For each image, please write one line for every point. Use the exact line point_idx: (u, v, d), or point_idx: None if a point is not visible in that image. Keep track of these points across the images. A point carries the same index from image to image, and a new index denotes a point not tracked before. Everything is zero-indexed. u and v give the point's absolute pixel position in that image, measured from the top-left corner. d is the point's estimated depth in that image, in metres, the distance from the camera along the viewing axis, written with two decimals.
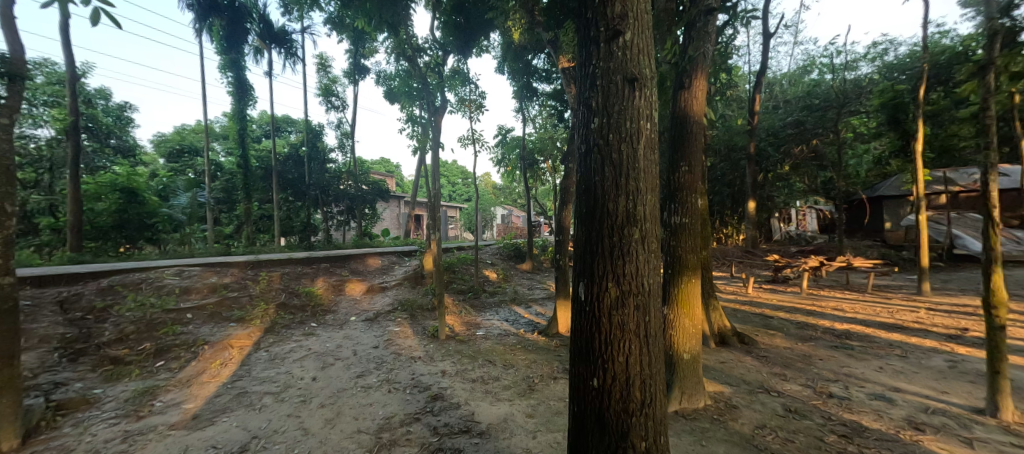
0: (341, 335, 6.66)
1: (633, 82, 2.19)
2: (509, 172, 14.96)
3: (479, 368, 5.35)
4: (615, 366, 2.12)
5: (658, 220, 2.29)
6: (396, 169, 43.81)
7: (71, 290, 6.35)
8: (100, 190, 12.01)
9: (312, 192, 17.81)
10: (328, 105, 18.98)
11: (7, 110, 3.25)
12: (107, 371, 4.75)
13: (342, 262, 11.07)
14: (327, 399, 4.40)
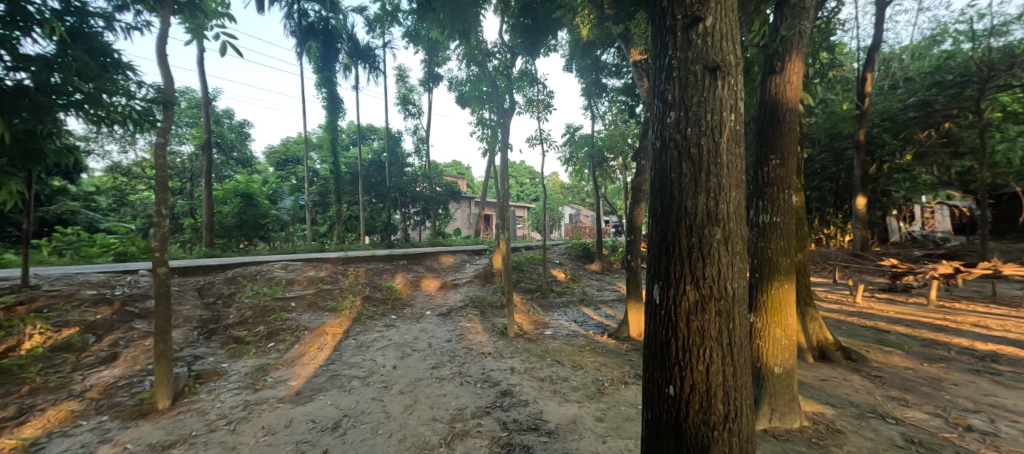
0: (418, 328, 7.09)
1: (715, 71, 2.03)
2: (577, 171, 14.63)
3: (548, 367, 5.35)
4: (694, 375, 1.98)
5: (744, 219, 2.09)
6: (466, 171, 45.18)
7: (206, 279, 7.57)
8: (227, 195, 14.27)
9: (392, 194, 19.16)
10: (406, 113, 20.29)
11: (162, 131, 3.90)
12: (232, 348, 5.58)
13: (419, 260, 11.75)
14: (406, 387, 4.71)
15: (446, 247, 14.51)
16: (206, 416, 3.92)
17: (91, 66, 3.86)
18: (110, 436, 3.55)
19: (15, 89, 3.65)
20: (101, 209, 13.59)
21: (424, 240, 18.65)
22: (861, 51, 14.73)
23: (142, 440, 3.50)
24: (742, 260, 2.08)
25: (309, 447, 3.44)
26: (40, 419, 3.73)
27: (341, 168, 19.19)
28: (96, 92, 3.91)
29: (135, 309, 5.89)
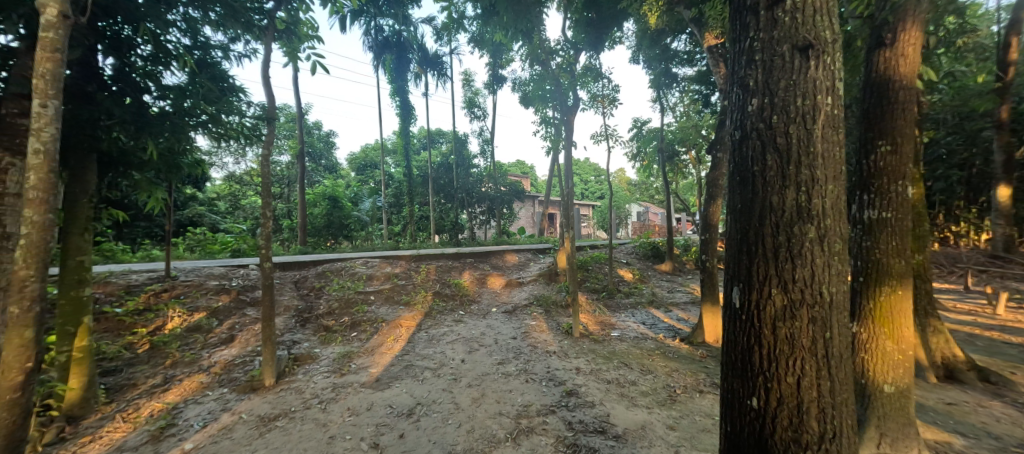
0: (484, 324, 7.28)
1: (806, 50, 1.82)
2: (646, 167, 13.87)
3: (615, 370, 5.19)
4: (781, 388, 1.80)
5: (844, 215, 1.85)
6: (529, 171, 45.13)
7: (301, 273, 8.51)
8: (317, 198, 16.37)
9: (459, 194, 19.88)
10: (472, 116, 20.93)
11: (268, 144, 4.45)
12: (322, 336, 6.22)
13: (485, 258, 12.02)
14: (474, 380, 4.88)
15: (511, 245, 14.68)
16: (302, 395, 4.42)
17: (215, 90, 4.33)
18: (229, 406, 4.16)
19: (160, 117, 4.11)
20: (221, 212, 15.94)
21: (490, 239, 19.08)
22: (1003, 10, 12.15)
23: (253, 411, 4.04)
24: (841, 262, 1.85)
25: (387, 431, 3.72)
26: (179, 387, 4.49)
27: (413, 171, 20.49)
28: (219, 114, 4.43)
29: (246, 298, 6.82)
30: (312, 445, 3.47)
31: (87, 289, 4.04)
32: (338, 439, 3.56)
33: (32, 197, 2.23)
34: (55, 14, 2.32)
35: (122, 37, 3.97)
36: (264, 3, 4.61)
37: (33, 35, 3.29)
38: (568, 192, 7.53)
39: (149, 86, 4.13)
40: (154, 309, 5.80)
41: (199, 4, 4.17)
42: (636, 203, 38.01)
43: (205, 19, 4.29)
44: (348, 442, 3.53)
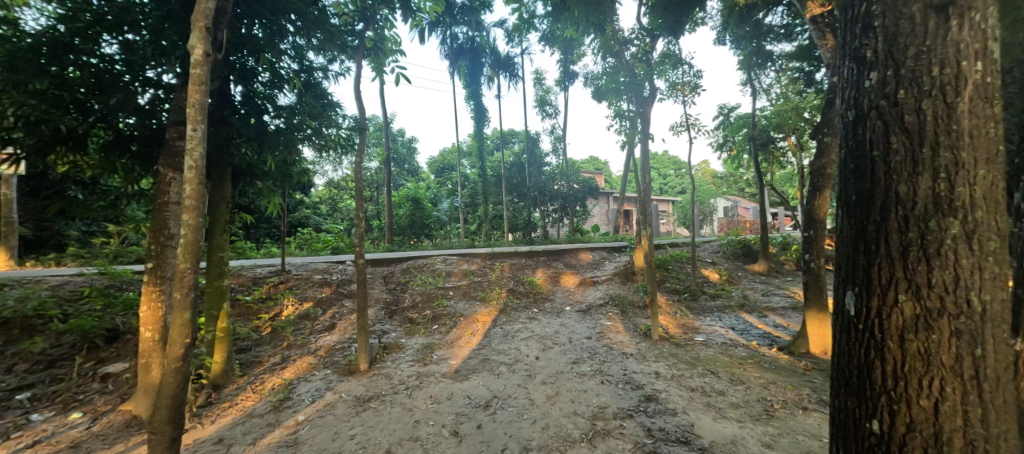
0: (558, 323, 7.24)
1: (945, 8, 1.51)
2: (735, 157, 12.62)
3: (699, 377, 4.82)
4: (913, 412, 1.51)
5: (1004, 208, 1.49)
6: (603, 167, 43.59)
7: (388, 269, 9.26)
8: (402, 199, 17.55)
9: (532, 193, 19.92)
10: (543, 114, 20.82)
11: (360, 153, 4.89)
12: (407, 327, 6.71)
13: (558, 256, 11.86)
14: (548, 378, 4.89)
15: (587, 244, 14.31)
16: (391, 380, 4.82)
17: (318, 106, 4.89)
18: (332, 386, 4.69)
19: (276, 133, 4.74)
20: (322, 214, 18.19)
21: (564, 237, 18.86)
22: None
23: (351, 391, 4.52)
24: (999, 264, 1.50)
25: (465, 420, 3.90)
26: (293, 367, 5.17)
27: (488, 172, 21.03)
28: (321, 128, 5.00)
29: (344, 291, 7.61)
30: (399, 427, 3.77)
31: (225, 279, 4.76)
32: (423, 424, 3.81)
33: (187, 203, 2.39)
34: (202, 53, 2.55)
35: (247, 68, 4.65)
36: (356, 26, 5.12)
37: (186, 71, 4.08)
38: (644, 186, 7.13)
39: (268, 108, 4.80)
40: (274, 298, 6.77)
41: (304, 32, 4.77)
42: (724, 198, 34.72)
43: (309, 44, 4.89)
44: (431, 427, 3.77)
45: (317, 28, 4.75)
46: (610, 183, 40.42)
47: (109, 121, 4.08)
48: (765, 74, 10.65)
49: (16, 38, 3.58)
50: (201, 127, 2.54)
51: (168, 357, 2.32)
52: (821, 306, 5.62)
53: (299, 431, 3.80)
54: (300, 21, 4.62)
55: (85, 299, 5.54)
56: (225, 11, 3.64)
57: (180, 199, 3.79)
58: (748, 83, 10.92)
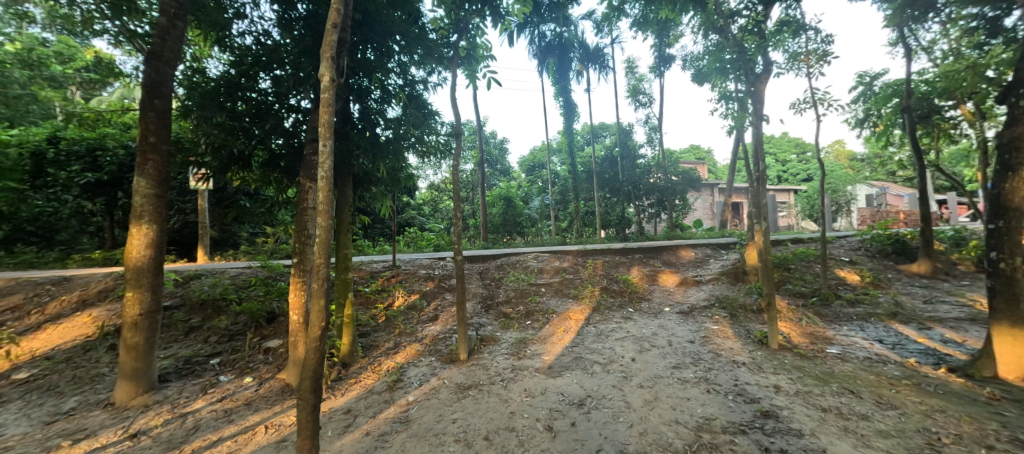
0: (656, 324, 6.78)
1: None
2: (880, 134, 10.42)
3: (833, 396, 4.10)
4: None
5: None
6: (706, 156, 39.72)
7: (483, 265, 9.66)
8: (494, 199, 18.41)
9: (625, 188, 18.87)
10: (637, 104, 19.66)
11: (456, 156, 5.17)
12: (502, 321, 6.92)
13: (655, 254, 10.97)
14: (646, 381, 4.64)
15: (691, 241, 13.05)
16: (488, 371, 5.05)
17: (420, 116, 5.46)
18: (436, 372, 5.11)
19: (386, 143, 5.29)
20: (424, 214, 20.32)
21: (662, 233, 17.59)
22: None
23: (453, 378, 4.88)
24: None
25: (559, 416, 3.91)
26: (403, 352, 5.74)
27: (578, 168, 20.63)
28: (422, 135, 5.53)
29: (445, 285, 8.17)
30: (496, 416, 3.94)
31: (349, 273, 5.41)
32: (518, 416, 3.93)
33: (319, 209, 2.77)
34: (329, 80, 2.94)
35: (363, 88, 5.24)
36: (452, 38, 5.45)
37: (317, 96, 4.74)
38: (758, 175, 6.25)
39: (379, 122, 5.35)
40: (388, 290, 7.55)
41: (407, 50, 5.30)
42: (866, 184, 29.00)
43: (411, 60, 5.40)
44: (526, 420, 3.85)
45: (418, 44, 5.26)
46: (716, 173, 36.63)
47: (266, 143, 4.97)
48: (925, 28, 8.56)
49: (204, 83, 4.71)
50: (329, 141, 2.91)
51: (309, 336, 2.70)
52: (1014, 319, 4.36)
53: (409, 410, 4.22)
54: (403, 40, 5.18)
55: (252, 286, 6.89)
56: (345, 39, 4.23)
57: (314, 204, 4.48)
58: (900, 41, 8.88)
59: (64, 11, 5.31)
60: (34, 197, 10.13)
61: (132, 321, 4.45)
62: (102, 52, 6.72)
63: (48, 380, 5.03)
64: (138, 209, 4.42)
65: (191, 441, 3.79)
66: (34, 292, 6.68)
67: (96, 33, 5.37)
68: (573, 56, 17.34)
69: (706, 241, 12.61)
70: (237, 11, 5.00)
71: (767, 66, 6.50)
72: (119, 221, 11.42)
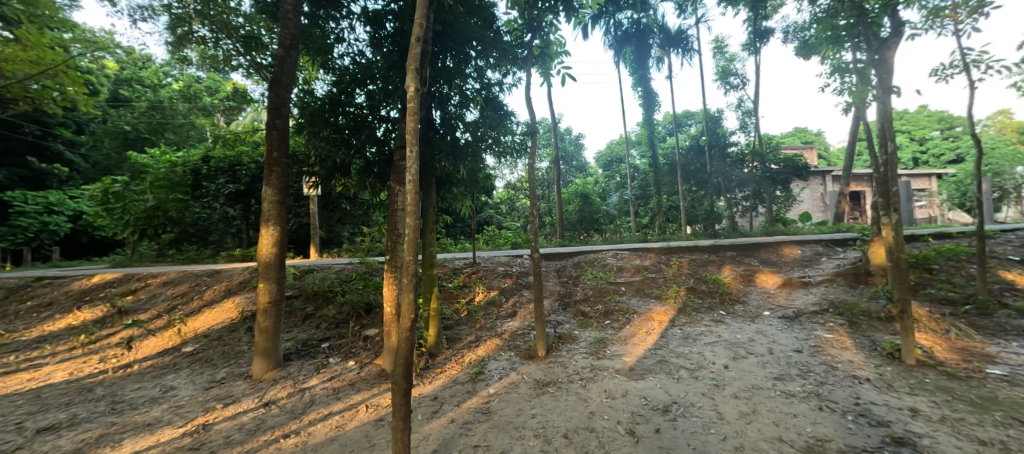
0: (754, 330, 6.10)
1: None
2: None
3: (996, 428, 3.31)
4: None
5: None
6: (817, 139, 34.66)
7: (561, 262, 9.56)
8: (571, 196, 18.55)
9: (713, 180, 17.35)
10: (726, 87, 17.87)
11: (532, 154, 5.16)
12: (580, 320, 6.79)
13: (751, 251, 9.83)
14: (741, 392, 4.22)
15: (798, 236, 11.48)
16: (567, 369, 5.02)
17: (497, 118, 5.62)
18: (516, 367, 5.23)
19: (467, 146, 5.53)
20: (502, 211, 22.20)
21: (760, 229, 15.80)
22: None
23: (532, 374, 4.95)
24: None
25: (642, 421, 3.74)
26: (484, 346, 5.96)
27: (659, 161, 19.57)
28: (499, 136, 5.69)
29: (523, 282, 8.27)
30: (575, 415, 3.90)
31: (434, 269, 5.75)
32: (598, 416, 3.84)
33: (407, 210, 3.00)
34: (415, 89, 3.17)
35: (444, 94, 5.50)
36: (526, 38, 5.48)
37: (404, 106, 5.13)
38: (887, 159, 5.28)
39: (459, 126, 5.59)
40: (469, 286, 7.87)
41: (484, 54, 5.48)
42: None
43: (488, 64, 5.58)
44: (606, 421, 3.75)
45: (493, 48, 5.44)
46: (830, 158, 31.80)
47: (362, 152, 5.52)
48: None
49: (313, 102, 5.40)
50: (415, 148, 3.13)
51: (400, 327, 2.94)
52: None
53: (490, 402, 4.37)
54: (480, 45, 5.39)
55: (353, 280, 7.70)
56: (427, 51, 4.52)
57: (404, 205, 4.87)
58: None
59: (212, 52, 6.48)
60: (194, 205, 12.86)
61: (264, 308, 5.29)
62: (237, 83, 8.04)
63: (207, 354, 6.20)
64: (266, 214, 5.24)
65: (309, 413, 4.38)
66: (195, 282, 8.30)
67: (234, 68, 6.47)
68: (653, 41, 16.32)
69: (817, 236, 10.98)
70: (338, 36, 5.64)
71: (896, 27, 5.40)
72: (252, 224, 13.61)
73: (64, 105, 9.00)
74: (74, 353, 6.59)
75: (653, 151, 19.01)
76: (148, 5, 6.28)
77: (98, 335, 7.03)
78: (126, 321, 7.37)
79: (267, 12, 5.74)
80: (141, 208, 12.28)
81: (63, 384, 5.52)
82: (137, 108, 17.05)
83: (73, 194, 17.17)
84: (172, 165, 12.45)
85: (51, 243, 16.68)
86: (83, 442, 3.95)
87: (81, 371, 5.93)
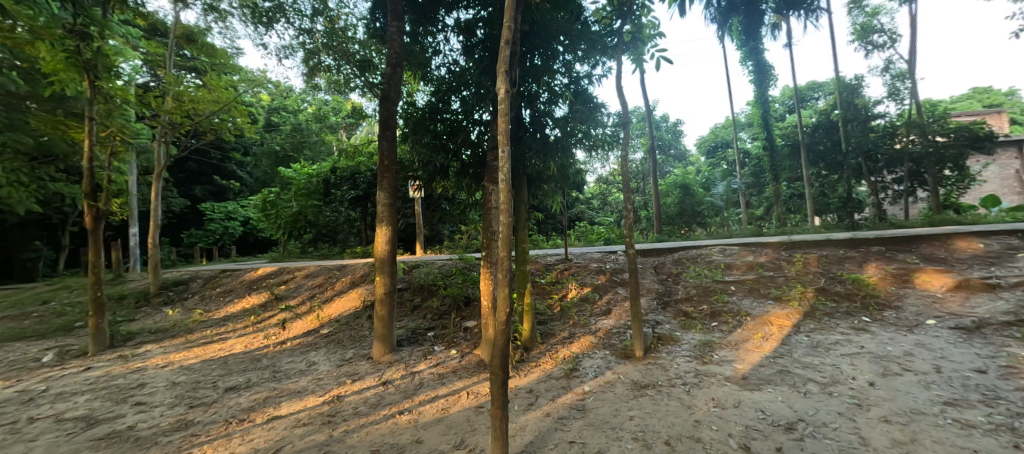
0: (911, 342, 4.97)
1: None
2: None
3: None
4: None
5: None
6: (1008, 99, 26.73)
7: (659, 258, 8.89)
8: (669, 188, 17.52)
9: (852, 160, 14.66)
10: (867, 49, 14.80)
11: (623, 145, 4.95)
12: (682, 321, 6.28)
13: (907, 246, 7.99)
14: (893, 415, 3.49)
15: (978, 226, 8.99)
16: (668, 372, 4.71)
17: (587, 111, 5.52)
18: (612, 366, 5.08)
19: (556, 142, 5.56)
20: (594, 207, 22.49)
21: (919, 217, 12.84)
22: None
23: (628, 375, 4.76)
24: None
25: (760, 437, 3.32)
26: (579, 343, 5.89)
27: (775, 142, 17.15)
28: (589, 130, 5.58)
29: (618, 279, 7.95)
30: (679, 422, 3.64)
31: (527, 265, 5.82)
32: (704, 426, 3.53)
33: (500, 211, 3.08)
34: (505, 91, 3.26)
35: (534, 93, 5.54)
36: (616, 25, 5.29)
37: (495, 108, 5.33)
38: None
39: (548, 123, 5.61)
40: (562, 282, 7.85)
41: (571, 48, 5.46)
42: None
43: (576, 57, 5.55)
44: (715, 432, 3.42)
45: (581, 40, 5.38)
46: None
47: (459, 155, 5.86)
48: None
49: (417, 112, 5.92)
50: (507, 147, 3.21)
51: (497, 319, 3.08)
52: None
53: (586, 399, 4.32)
54: (567, 39, 5.38)
55: (453, 275, 8.26)
56: (516, 52, 4.63)
57: (497, 204, 5.07)
58: None
59: (336, 77, 7.50)
60: (326, 209, 15.08)
61: (380, 298, 5.99)
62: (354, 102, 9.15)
63: (340, 336, 7.26)
64: (380, 215, 5.91)
65: (419, 394, 4.84)
66: (329, 275, 9.76)
67: (352, 89, 7.42)
68: None
69: (1011, 225, 8.44)
70: (436, 50, 6.09)
71: None
72: (370, 225, 15.46)
73: (235, 133, 11.07)
74: (247, 330, 8.29)
75: (768, 133, 16.71)
76: (288, 44, 7.54)
77: (263, 317, 8.76)
78: (280, 306, 9.04)
79: (377, 36, 6.44)
80: (289, 213, 14.93)
81: (242, 354, 7.00)
82: (284, 131, 20.86)
83: (243, 204, 21.50)
84: (309, 176, 14.87)
85: (230, 243, 21.11)
86: (255, 401, 4.95)
87: (253, 345, 7.46)
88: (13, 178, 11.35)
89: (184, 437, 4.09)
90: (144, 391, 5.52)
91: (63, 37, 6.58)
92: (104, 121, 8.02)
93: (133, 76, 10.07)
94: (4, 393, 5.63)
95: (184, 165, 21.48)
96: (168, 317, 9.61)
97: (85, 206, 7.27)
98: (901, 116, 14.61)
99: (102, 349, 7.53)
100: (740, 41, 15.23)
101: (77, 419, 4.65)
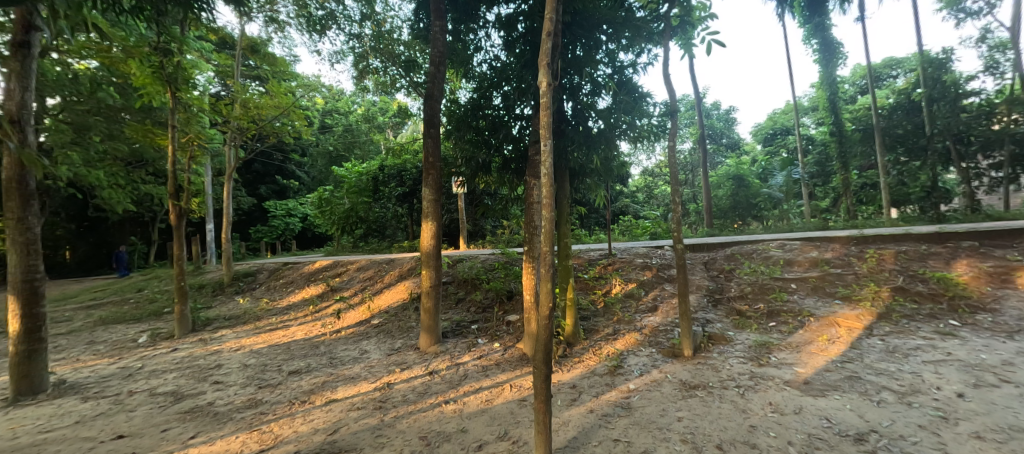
0: (1011, 350, 4.37)
1: None
2: None
3: None
4: None
5: None
6: None
7: (710, 254, 8.42)
8: (721, 180, 16.53)
9: (938, 143, 13.08)
10: (959, 17, 13.00)
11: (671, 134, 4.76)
12: (735, 320, 5.93)
13: (1007, 240, 6.98)
14: (987, 431, 3.09)
15: None
16: (719, 374, 4.48)
17: (631, 101, 5.36)
18: (658, 364, 4.92)
19: (600, 134, 5.46)
20: (639, 200, 21.79)
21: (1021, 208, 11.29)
22: None
23: (676, 374, 4.59)
24: None
25: (824, 447, 3.07)
26: (623, 340, 5.74)
27: (844, 126, 15.64)
28: (634, 121, 5.41)
29: (665, 275, 7.66)
30: (731, 426, 3.45)
31: (569, 260, 5.76)
32: (760, 432, 3.32)
33: (543, 207, 3.06)
34: (546, 84, 3.23)
35: (577, 85, 5.44)
36: (662, 10, 5.07)
37: (537, 103, 5.30)
38: None
39: (591, 115, 5.49)
40: (606, 277, 7.68)
41: (615, 37, 5.31)
42: None
43: (619, 46, 5.38)
44: (773, 439, 3.21)
45: (625, 28, 5.21)
46: None
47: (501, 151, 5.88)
48: None
49: (459, 109, 6.03)
50: (549, 141, 3.17)
51: (540, 314, 3.07)
52: None
53: (631, 397, 4.22)
54: (611, 28, 5.23)
55: (495, 270, 8.35)
56: (558, 44, 4.56)
57: (539, 199, 5.07)
58: None
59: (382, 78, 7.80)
60: (375, 206, 15.81)
61: (426, 291, 6.19)
62: (399, 102, 9.47)
63: (389, 326, 7.62)
64: (425, 211, 6.11)
65: (463, 385, 4.97)
66: (378, 268, 10.25)
67: (398, 89, 7.70)
68: None
69: None
70: (477, 47, 6.16)
71: None
72: (416, 220, 16.04)
73: (292, 136, 11.86)
74: (307, 318, 8.93)
75: (836, 117, 15.21)
76: (340, 49, 7.97)
77: (320, 307, 9.40)
78: (335, 297, 9.64)
79: (421, 37, 6.62)
80: (342, 210, 15.85)
81: (302, 341, 7.56)
82: (336, 132, 22.24)
83: (301, 201, 23.07)
84: (359, 175, 15.55)
85: (291, 238, 22.75)
86: (314, 385, 5.33)
87: (312, 332, 8.02)
88: (114, 181, 13.27)
89: (253, 414, 4.49)
90: (220, 371, 6.13)
91: (150, 54, 7.36)
92: (184, 128, 8.98)
93: (207, 86, 11.09)
94: (109, 369, 6.48)
95: (252, 167, 23.38)
96: (239, 305, 10.58)
97: (169, 205, 8.11)
98: (1000, 92, 12.77)
99: (186, 332, 8.44)
100: (802, 17, 14.08)
101: (166, 394, 5.26)
